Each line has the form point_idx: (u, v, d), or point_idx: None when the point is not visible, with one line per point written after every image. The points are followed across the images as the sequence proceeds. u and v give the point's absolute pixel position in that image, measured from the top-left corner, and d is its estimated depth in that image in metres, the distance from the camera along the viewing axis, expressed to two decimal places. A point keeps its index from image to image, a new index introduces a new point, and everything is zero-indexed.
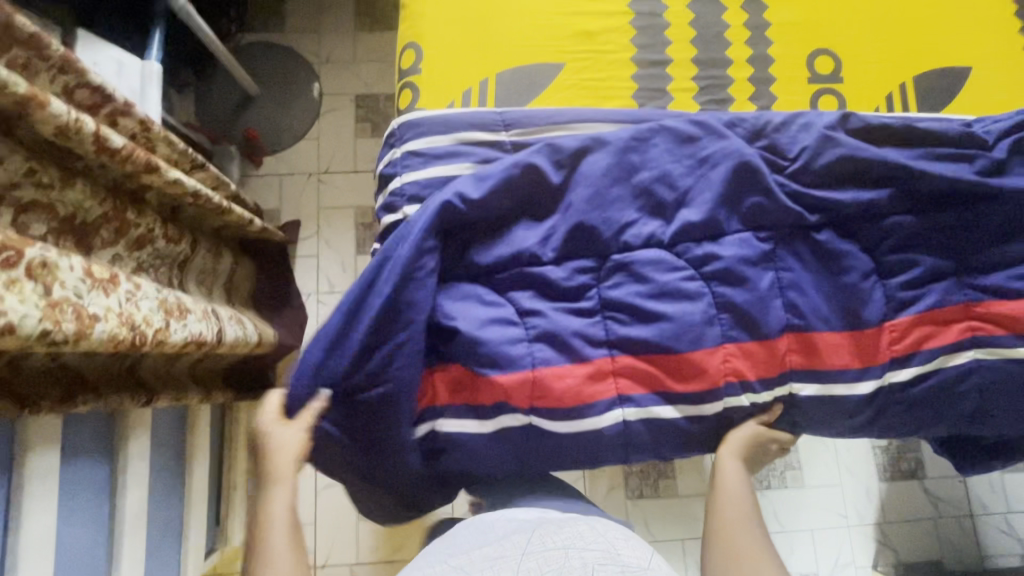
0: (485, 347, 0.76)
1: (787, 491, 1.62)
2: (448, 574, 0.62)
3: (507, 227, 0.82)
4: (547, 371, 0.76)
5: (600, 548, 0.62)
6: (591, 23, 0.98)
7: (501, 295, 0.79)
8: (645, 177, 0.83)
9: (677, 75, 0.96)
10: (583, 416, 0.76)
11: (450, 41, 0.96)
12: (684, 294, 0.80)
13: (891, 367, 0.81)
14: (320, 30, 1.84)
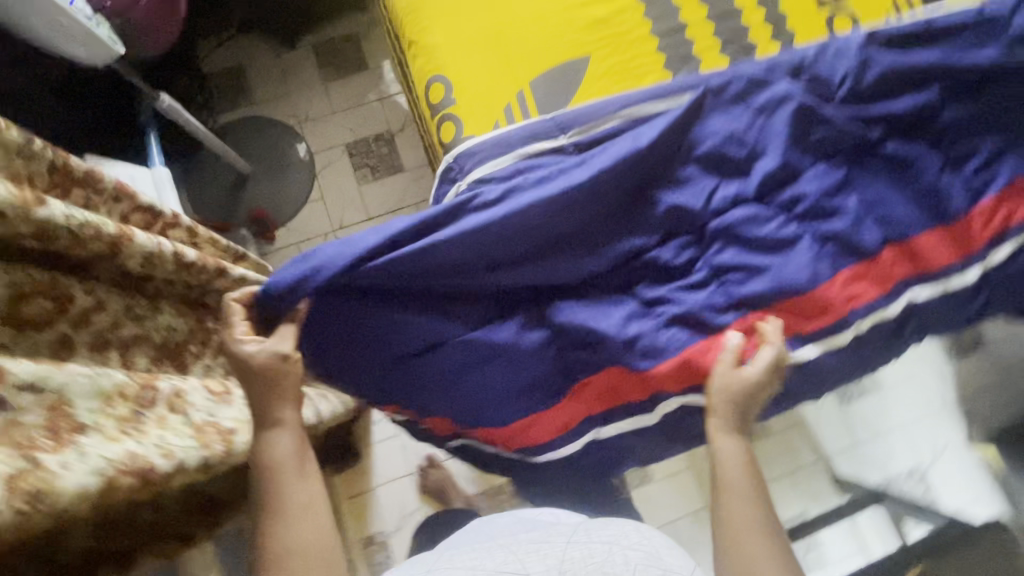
0: (632, 342, 0.81)
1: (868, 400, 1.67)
2: (483, 556, 0.62)
3: (609, 229, 0.85)
4: (694, 350, 0.80)
5: (645, 550, 0.60)
6: (601, 9, 0.99)
7: (622, 292, 0.85)
8: (713, 143, 0.86)
9: (697, 37, 0.98)
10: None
11: (474, 65, 0.97)
12: (786, 239, 0.82)
13: (989, 249, 0.85)
14: (291, 91, 1.82)
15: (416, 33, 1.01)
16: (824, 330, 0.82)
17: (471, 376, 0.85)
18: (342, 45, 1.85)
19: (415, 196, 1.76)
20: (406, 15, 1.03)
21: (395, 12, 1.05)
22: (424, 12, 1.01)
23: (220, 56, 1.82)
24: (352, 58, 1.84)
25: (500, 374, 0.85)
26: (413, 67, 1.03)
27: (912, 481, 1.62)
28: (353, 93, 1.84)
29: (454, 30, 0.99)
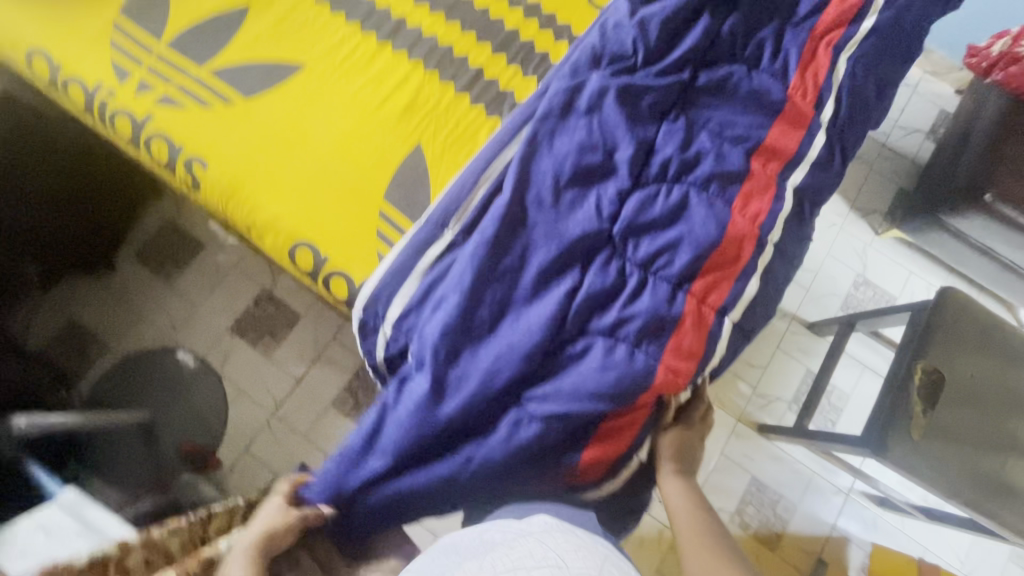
0: (620, 379, 0.79)
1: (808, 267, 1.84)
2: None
3: (534, 290, 0.84)
4: (669, 353, 0.81)
5: (550, 563, 0.59)
6: (403, 96, 0.99)
7: (583, 337, 0.83)
8: (573, 159, 0.89)
9: (497, 72, 1.02)
10: (717, 346, 0.84)
11: (323, 212, 0.93)
12: (679, 205, 0.88)
13: (819, 113, 0.96)
14: (141, 313, 1.65)
15: (247, 215, 0.95)
16: (755, 257, 0.88)
17: (490, 486, 0.81)
18: (166, 240, 1.71)
19: (329, 332, 1.68)
20: (225, 203, 0.95)
21: (214, 206, 0.97)
22: (243, 192, 0.94)
23: (45, 326, 1.61)
24: (184, 245, 1.72)
25: (516, 470, 0.80)
26: (265, 247, 0.96)
27: (861, 290, 1.82)
28: (205, 276, 1.70)
29: (284, 193, 0.94)
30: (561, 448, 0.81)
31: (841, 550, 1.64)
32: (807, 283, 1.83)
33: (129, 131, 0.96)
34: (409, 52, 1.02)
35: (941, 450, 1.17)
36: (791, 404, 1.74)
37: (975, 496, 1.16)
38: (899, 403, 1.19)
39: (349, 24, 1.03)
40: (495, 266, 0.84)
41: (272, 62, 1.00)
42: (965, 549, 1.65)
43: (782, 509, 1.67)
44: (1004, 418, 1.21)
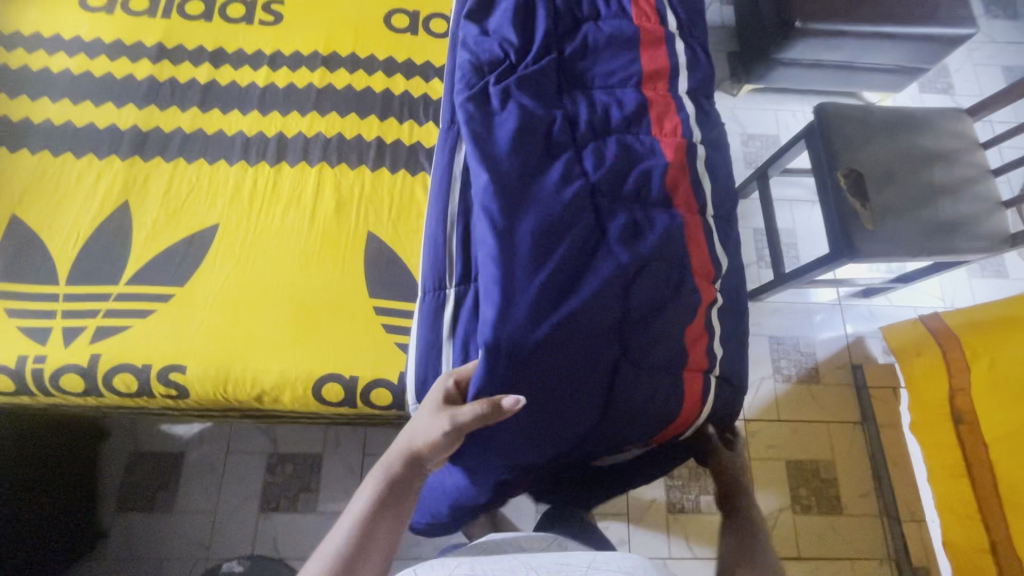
0: (671, 309, 0.87)
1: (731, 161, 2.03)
2: (505, 566, 0.64)
3: (565, 267, 0.82)
4: (692, 267, 0.90)
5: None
6: (328, 202, 1.03)
7: (631, 289, 0.85)
8: (524, 145, 0.91)
9: (395, 134, 1.11)
10: (719, 251, 0.95)
11: (325, 337, 0.93)
12: (625, 146, 0.95)
13: (667, 24, 1.08)
14: (161, 554, 1.50)
15: (253, 387, 0.90)
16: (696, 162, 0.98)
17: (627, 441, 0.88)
18: (142, 470, 1.57)
19: (357, 450, 1.61)
20: (224, 391, 0.90)
21: (212, 400, 0.92)
22: (236, 367, 0.89)
23: None
24: (163, 464, 1.58)
25: (636, 428, 0.87)
26: (287, 405, 0.92)
27: (752, 144, 2.04)
28: (204, 478, 1.58)
29: (278, 345, 0.91)
30: (668, 394, 0.86)
31: (864, 348, 1.85)
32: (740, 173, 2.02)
33: (81, 383, 0.89)
34: (307, 161, 1.06)
35: (891, 225, 1.36)
36: (760, 262, 1.92)
37: (933, 244, 1.36)
38: (844, 208, 1.36)
39: (234, 165, 1.05)
40: (519, 272, 0.81)
41: (185, 238, 0.99)
42: (939, 288, 1.92)
43: (805, 346, 1.85)
44: (915, 174, 1.43)
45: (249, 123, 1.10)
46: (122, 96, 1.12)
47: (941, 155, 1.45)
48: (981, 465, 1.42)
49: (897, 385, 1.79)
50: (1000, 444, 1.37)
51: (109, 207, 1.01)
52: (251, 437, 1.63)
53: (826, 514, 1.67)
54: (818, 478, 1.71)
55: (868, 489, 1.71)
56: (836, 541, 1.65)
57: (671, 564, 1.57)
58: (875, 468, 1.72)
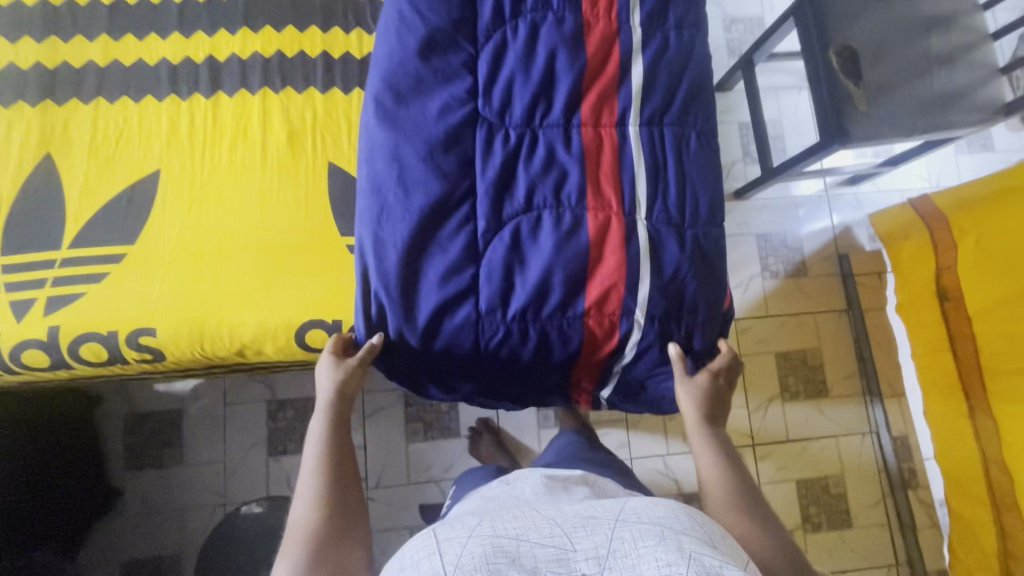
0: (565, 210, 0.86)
1: (711, 47, 1.89)
2: (526, 523, 0.64)
3: (411, 194, 0.85)
4: (591, 166, 0.88)
5: (702, 537, 0.63)
6: (277, 133, 0.95)
7: (499, 203, 0.86)
8: (417, 64, 0.88)
9: (343, 46, 1.00)
10: (636, 170, 0.89)
11: (299, 285, 0.88)
12: (531, 36, 0.89)
13: None
14: (181, 508, 1.53)
15: (232, 341, 0.85)
16: (672, 67, 0.92)
17: (547, 350, 0.89)
18: (141, 432, 1.56)
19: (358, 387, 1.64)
20: (202, 348, 0.86)
21: (190, 359, 0.87)
22: (211, 323, 0.84)
23: None
24: (161, 422, 1.57)
25: (548, 335, 0.88)
26: (272, 355, 0.89)
27: (736, 29, 1.90)
28: (206, 431, 1.58)
29: (250, 295, 0.86)
30: (558, 305, 0.86)
31: (850, 237, 1.85)
32: (723, 60, 1.89)
33: (45, 358, 0.84)
34: (247, 88, 0.97)
35: (885, 103, 1.29)
36: (746, 159, 1.85)
37: (930, 122, 1.30)
38: (838, 89, 1.28)
39: (164, 100, 0.95)
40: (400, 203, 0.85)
41: (125, 190, 0.90)
42: (925, 168, 1.89)
43: (792, 242, 1.84)
44: (912, 45, 1.33)
45: (172, 47, 0.98)
46: (18, 28, 0.97)
47: (938, 22, 1.35)
48: (964, 338, 1.47)
49: (883, 269, 1.82)
50: (983, 317, 1.42)
51: (30, 165, 0.91)
52: (247, 387, 1.62)
53: (814, 398, 1.76)
54: (805, 365, 1.77)
55: (852, 372, 1.78)
56: (822, 421, 1.74)
57: (669, 461, 1.66)
58: (859, 352, 1.79)
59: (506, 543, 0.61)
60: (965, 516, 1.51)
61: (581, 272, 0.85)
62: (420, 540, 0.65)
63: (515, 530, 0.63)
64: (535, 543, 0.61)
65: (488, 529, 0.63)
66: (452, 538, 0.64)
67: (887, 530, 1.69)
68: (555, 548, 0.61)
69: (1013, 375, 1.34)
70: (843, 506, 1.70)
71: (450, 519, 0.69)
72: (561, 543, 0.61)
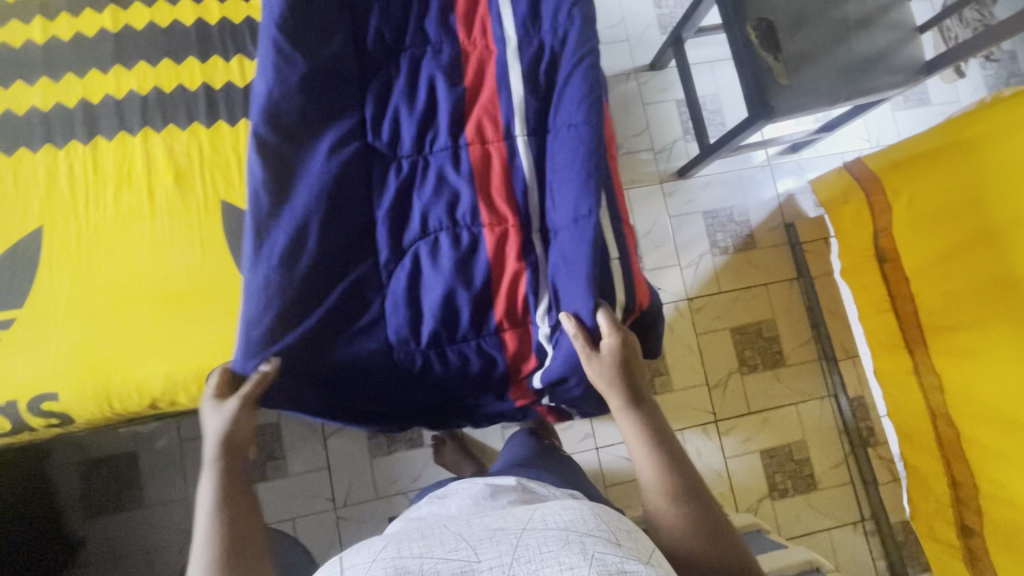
0: (461, 232, 0.91)
1: (641, 25, 1.87)
2: (434, 541, 0.64)
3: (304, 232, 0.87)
4: (480, 185, 0.92)
5: (606, 535, 0.64)
6: (164, 176, 0.97)
7: (401, 232, 0.93)
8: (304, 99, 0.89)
9: (226, 75, 1.04)
10: (527, 180, 0.92)
11: (202, 330, 0.90)
12: (413, 69, 0.96)
13: None
14: (147, 550, 1.52)
15: (142, 396, 0.88)
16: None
17: (468, 364, 0.95)
18: (97, 478, 1.53)
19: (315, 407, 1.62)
20: (111, 406, 0.88)
21: (101, 419, 0.90)
22: (115, 381, 0.87)
23: None
24: (114, 467, 1.54)
25: (467, 351, 0.94)
26: (186, 405, 0.91)
27: (664, 4, 1.88)
28: (163, 469, 1.55)
29: (152, 347, 0.89)
30: (470, 322, 0.92)
31: (795, 205, 1.85)
32: (654, 37, 1.86)
33: None
34: (126, 130, 1.00)
35: (806, 74, 1.28)
36: (686, 137, 1.84)
37: (850, 88, 1.29)
38: (759, 66, 1.26)
39: (39, 152, 0.97)
40: (290, 239, 0.86)
41: (7, 252, 0.92)
42: (865, 128, 1.90)
43: (739, 215, 1.84)
44: (829, 11, 1.32)
45: (41, 94, 1.00)
46: None
47: None
48: (904, 296, 1.50)
49: (827, 235, 1.84)
50: (920, 276, 1.44)
51: None
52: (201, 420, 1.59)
53: (771, 368, 1.78)
54: (760, 337, 1.79)
55: (807, 338, 1.80)
56: (780, 389, 1.77)
57: None
58: (812, 318, 1.81)
59: (411, 562, 0.61)
60: (921, 469, 1.55)
61: (484, 288, 0.90)
62: (331, 565, 0.65)
63: (420, 551, 0.63)
64: (440, 563, 0.61)
65: (393, 552, 0.63)
66: (359, 563, 0.63)
67: (850, 487, 1.74)
68: (459, 562, 0.61)
69: (951, 330, 1.37)
70: (807, 470, 1.73)
71: (364, 541, 0.69)
72: (465, 557, 0.62)
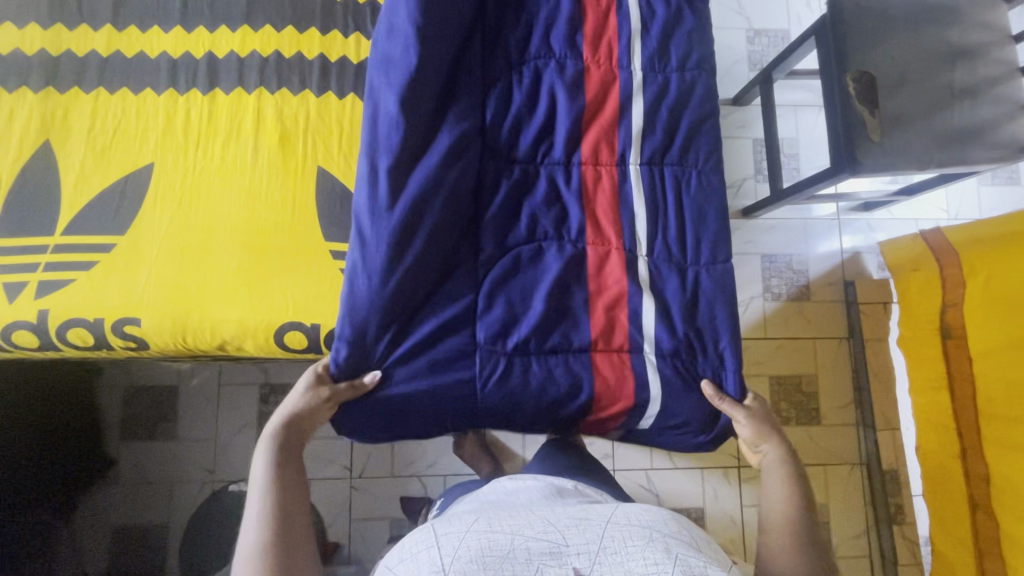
0: (570, 245, 0.93)
1: (731, 58, 1.85)
2: (521, 520, 0.68)
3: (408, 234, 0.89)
4: (593, 202, 0.93)
5: (686, 539, 0.66)
6: (273, 135, 1.04)
7: (507, 242, 0.92)
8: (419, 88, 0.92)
9: (341, 50, 1.10)
10: (634, 206, 0.94)
11: (279, 286, 0.95)
12: (535, 81, 0.95)
13: None
14: (172, 481, 1.59)
15: (214, 336, 0.94)
16: (674, 110, 0.96)
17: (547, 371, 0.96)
18: (140, 404, 1.61)
19: None
20: (184, 340, 0.94)
21: (174, 350, 0.96)
22: (194, 318, 0.93)
23: (93, 552, 1.55)
24: (156, 397, 1.62)
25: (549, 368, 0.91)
26: (251, 352, 0.97)
27: (759, 41, 1.86)
28: (197, 408, 1.62)
29: (232, 294, 0.94)
30: (561, 333, 0.91)
31: (859, 264, 1.81)
32: (743, 71, 1.85)
33: (35, 339, 0.94)
34: (243, 86, 1.06)
35: (901, 135, 1.25)
36: (758, 176, 1.81)
37: (947, 156, 1.25)
38: (853, 119, 1.24)
39: (162, 94, 1.05)
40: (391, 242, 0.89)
41: (118, 181, 1.00)
42: (945, 199, 1.83)
43: (798, 264, 1.80)
44: (937, 76, 1.29)
45: (173, 40, 1.07)
46: (47, 16, 1.07)
47: (969, 55, 1.30)
48: (962, 379, 1.45)
49: (888, 300, 1.78)
50: (984, 359, 1.38)
51: (30, 147, 1.01)
52: (242, 369, 1.65)
53: (806, 425, 1.73)
54: (800, 391, 1.75)
55: (848, 401, 1.75)
56: (811, 448, 1.72)
57: (652, 475, 1.66)
58: (857, 381, 1.75)
59: (503, 537, 0.65)
60: (951, 559, 1.48)
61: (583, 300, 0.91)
62: (420, 534, 0.69)
63: (509, 527, 0.67)
64: (534, 542, 0.65)
65: (484, 526, 0.67)
66: (450, 532, 0.67)
67: (867, 562, 1.68)
68: (549, 542, 0.65)
69: (1008, 422, 1.31)
70: (825, 535, 1.68)
71: (450, 514, 0.72)
72: (553, 538, 0.65)
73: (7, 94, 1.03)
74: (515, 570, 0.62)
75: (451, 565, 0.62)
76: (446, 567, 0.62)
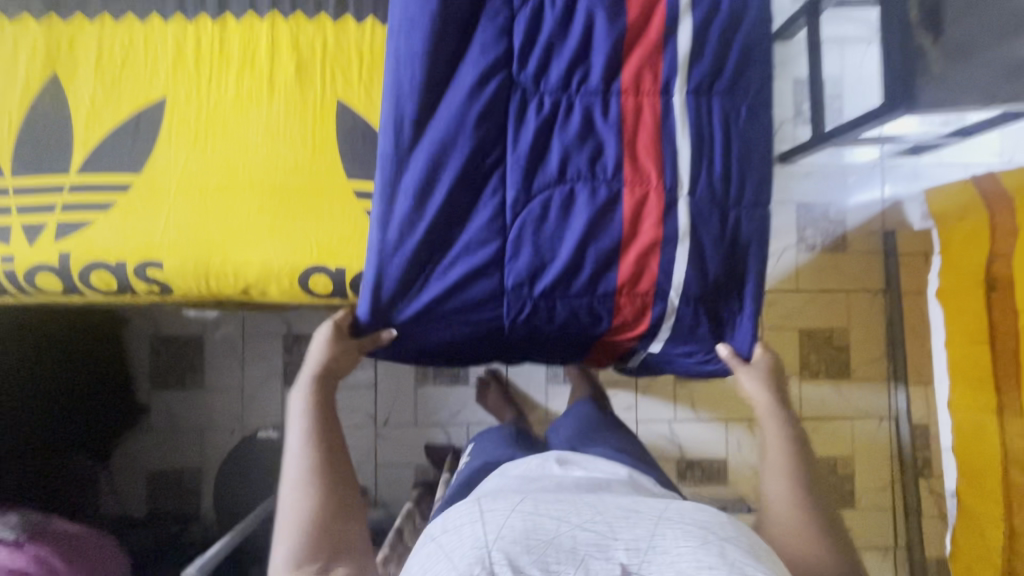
0: (603, 187, 0.86)
1: None
2: (569, 507, 0.67)
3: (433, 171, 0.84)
4: (631, 137, 0.86)
5: (743, 547, 0.64)
6: (289, 66, 0.97)
7: (536, 184, 0.86)
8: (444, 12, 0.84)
9: None
10: (678, 139, 0.87)
11: (302, 229, 0.92)
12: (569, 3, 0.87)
13: None
14: (202, 427, 1.63)
15: (237, 280, 0.92)
16: (723, 35, 0.88)
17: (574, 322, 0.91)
18: (167, 353, 1.63)
19: None
20: (208, 284, 0.92)
21: (198, 294, 0.94)
22: (217, 261, 0.90)
23: (132, 492, 1.62)
24: (183, 345, 1.63)
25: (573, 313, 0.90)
26: (276, 297, 0.95)
27: None
28: (223, 357, 1.64)
29: (254, 236, 0.91)
30: (588, 279, 0.87)
31: (901, 213, 1.71)
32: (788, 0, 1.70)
33: (59, 282, 0.92)
34: (255, 11, 0.99)
35: (966, 68, 1.14)
36: (797, 119, 1.70)
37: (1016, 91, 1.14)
38: (913, 50, 1.13)
39: (170, 21, 0.99)
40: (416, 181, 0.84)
41: (130, 117, 0.96)
42: (1000, 142, 1.71)
43: (836, 214, 1.72)
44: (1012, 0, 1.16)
45: None
46: None
47: None
48: (1005, 331, 1.38)
49: (930, 251, 1.70)
50: None
51: (39, 82, 0.97)
52: (265, 319, 1.65)
53: (834, 378, 1.70)
54: (831, 344, 1.70)
55: (880, 354, 1.70)
56: (839, 401, 1.69)
57: (675, 427, 1.65)
58: (890, 335, 1.70)
59: (549, 522, 0.64)
60: (976, 513, 1.47)
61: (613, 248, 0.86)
62: (466, 507, 0.69)
63: (556, 514, 0.66)
64: (581, 534, 0.63)
65: (531, 508, 0.66)
66: (495, 510, 0.67)
67: (888, 513, 1.68)
68: (596, 533, 0.64)
69: None
70: (848, 487, 1.67)
71: (495, 494, 0.72)
72: (601, 530, 0.64)
73: (11, 25, 0.98)
74: (560, 558, 0.61)
75: (495, 544, 0.61)
76: (489, 545, 0.61)
